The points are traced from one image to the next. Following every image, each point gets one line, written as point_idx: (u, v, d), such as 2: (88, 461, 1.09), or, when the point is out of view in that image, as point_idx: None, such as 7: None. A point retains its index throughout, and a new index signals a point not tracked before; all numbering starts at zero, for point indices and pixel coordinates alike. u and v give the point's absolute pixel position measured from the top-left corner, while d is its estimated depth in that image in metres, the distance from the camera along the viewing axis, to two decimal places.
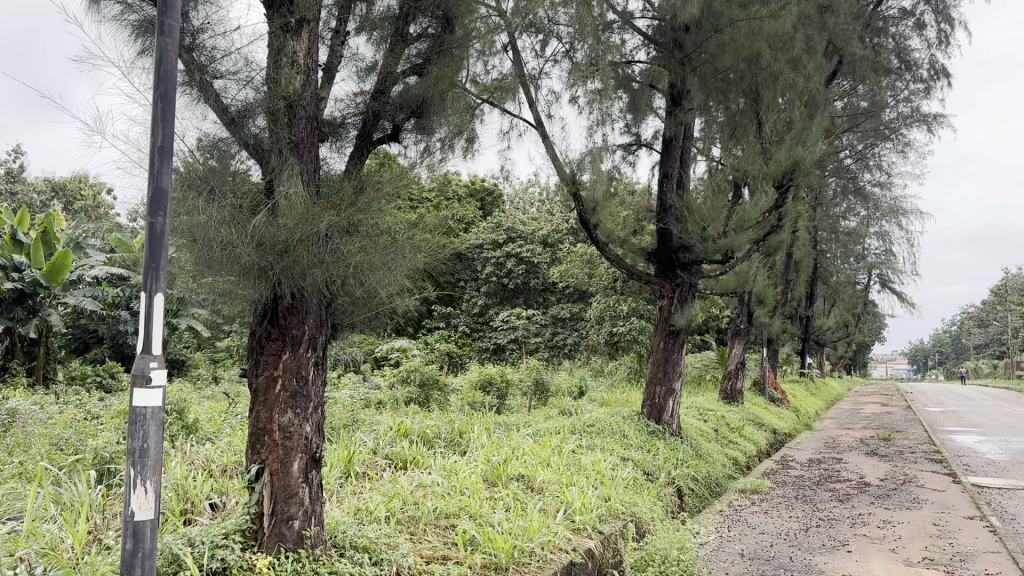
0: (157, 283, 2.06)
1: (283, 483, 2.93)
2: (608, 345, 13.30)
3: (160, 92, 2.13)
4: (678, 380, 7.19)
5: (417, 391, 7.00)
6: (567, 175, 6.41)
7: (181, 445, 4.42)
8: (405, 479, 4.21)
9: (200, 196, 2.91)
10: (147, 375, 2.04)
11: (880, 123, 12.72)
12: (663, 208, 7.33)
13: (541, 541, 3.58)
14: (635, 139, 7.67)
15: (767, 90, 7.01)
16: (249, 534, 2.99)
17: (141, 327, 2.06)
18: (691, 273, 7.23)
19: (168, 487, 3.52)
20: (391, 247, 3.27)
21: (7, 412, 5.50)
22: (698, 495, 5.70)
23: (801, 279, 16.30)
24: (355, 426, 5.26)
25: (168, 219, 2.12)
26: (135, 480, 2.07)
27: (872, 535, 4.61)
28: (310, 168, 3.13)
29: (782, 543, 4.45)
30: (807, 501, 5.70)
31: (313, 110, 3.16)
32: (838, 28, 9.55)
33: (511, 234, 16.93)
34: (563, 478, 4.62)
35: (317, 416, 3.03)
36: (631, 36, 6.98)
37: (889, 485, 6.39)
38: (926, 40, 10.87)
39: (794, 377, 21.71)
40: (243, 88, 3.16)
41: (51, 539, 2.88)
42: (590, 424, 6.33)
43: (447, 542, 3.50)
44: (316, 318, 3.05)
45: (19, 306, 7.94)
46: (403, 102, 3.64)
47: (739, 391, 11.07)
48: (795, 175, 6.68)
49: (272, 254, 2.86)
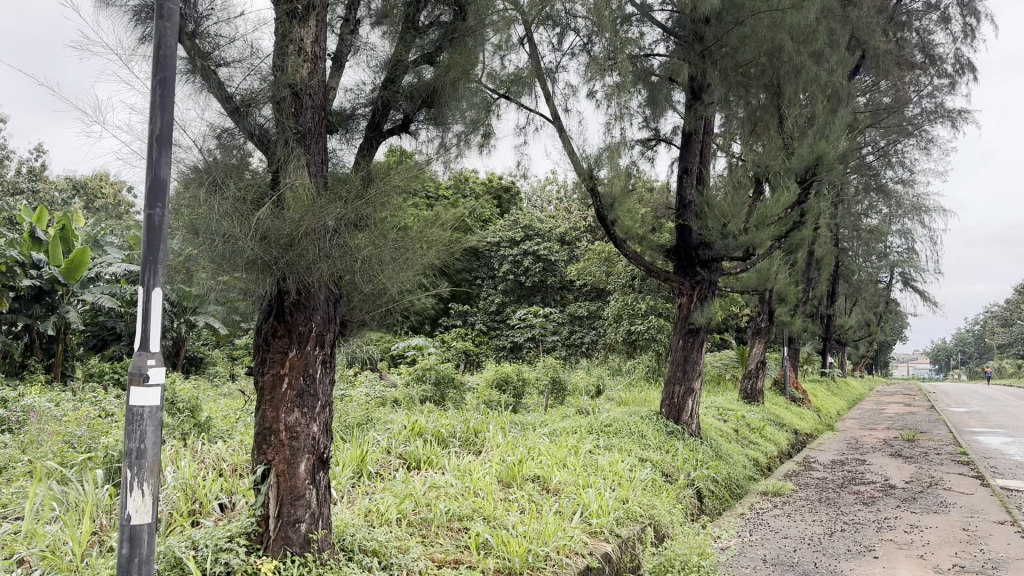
0: (155, 277, 1.97)
1: (289, 484, 2.85)
2: (625, 344, 13.18)
3: (159, 78, 2.04)
4: (697, 380, 7.06)
5: (432, 389, 6.92)
6: (584, 170, 6.29)
7: (194, 443, 4.35)
8: (418, 480, 4.12)
9: (203, 187, 2.84)
10: (145, 374, 1.96)
11: (903, 119, 12.51)
12: (682, 205, 7.21)
13: (556, 545, 3.47)
14: (653, 134, 7.55)
15: (789, 84, 6.86)
16: (254, 537, 2.91)
17: (138, 325, 1.98)
18: (711, 270, 7.08)
19: (177, 486, 3.46)
20: (402, 242, 3.19)
21: (24, 409, 5.49)
22: (719, 497, 5.58)
23: (824, 276, 16.08)
24: (369, 424, 5.18)
25: (168, 211, 2.04)
26: (132, 482, 1.99)
27: (900, 540, 4.47)
28: (318, 159, 3.04)
29: (806, 548, 4.32)
30: (831, 504, 5.56)
31: (321, 99, 3.08)
32: (861, 22, 9.36)
33: (528, 232, 16.84)
34: (580, 479, 4.52)
35: (324, 416, 2.95)
36: (651, 29, 6.86)
37: (915, 488, 6.22)
38: (951, 34, 10.64)
39: (815, 376, 21.44)
40: (248, 77, 3.09)
41: (52, 540, 2.82)
42: (607, 424, 6.22)
43: (460, 546, 3.41)
44: (324, 314, 2.96)
45: (38, 303, 7.94)
46: (414, 91, 3.58)
47: (759, 391, 10.91)
48: (818, 170, 6.51)
49: (277, 248, 2.77)
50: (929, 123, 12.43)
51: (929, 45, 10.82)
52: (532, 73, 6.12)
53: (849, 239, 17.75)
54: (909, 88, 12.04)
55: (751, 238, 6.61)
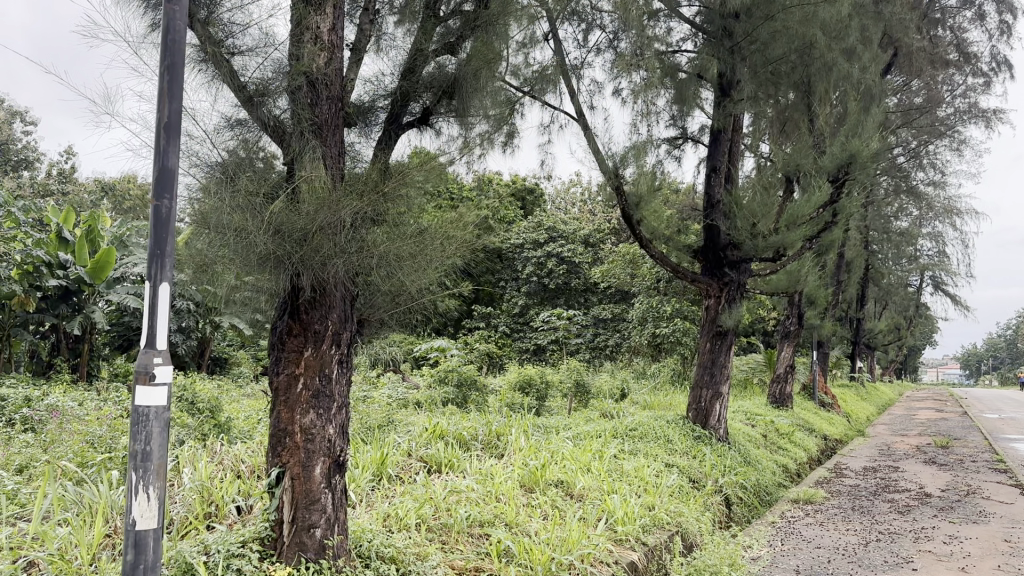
0: (162, 271, 1.92)
1: (304, 488, 2.76)
2: (650, 347, 13.02)
3: (166, 64, 1.96)
4: (726, 383, 6.89)
5: (455, 391, 6.83)
6: (609, 169, 6.12)
7: (213, 444, 4.28)
8: (438, 484, 4.01)
9: (219, 183, 2.78)
10: (151, 372, 1.88)
11: (936, 119, 12.23)
12: (710, 204, 7.06)
13: (580, 554, 3.34)
14: (681, 133, 7.41)
15: (820, 81, 6.69)
16: (269, 543, 2.83)
17: (143, 321, 1.90)
18: (740, 271, 6.91)
19: (193, 489, 3.39)
20: (421, 237, 3.09)
21: (46, 408, 5.47)
22: (748, 504, 5.42)
23: (854, 279, 15.79)
24: (390, 426, 5.11)
25: (175, 203, 1.97)
26: (137, 486, 1.90)
27: (939, 552, 4.29)
28: (334, 152, 2.95)
29: (840, 558, 4.16)
30: (866, 513, 5.38)
31: (338, 90, 3.00)
32: (893, 19, 9.14)
33: (552, 234, 16.74)
34: (604, 485, 4.39)
35: (341, 417, 2.86)
36: (678, 25, 6.72)
37: (952, 497, 6.02)
38: (987, 31, 10.37)
39: (844, 381, 21.10)
40: (262, 65, 3.02)
41: (62, 544, 2.75)
42: (632, 428, 6.08)
43: (480, 553, 3.30)
44: (340, 313, 2.88)
45: (64, 303, 7.97)
46: (432, 81, 3.50)
47: (788, 396, 10.69)
48: (851, 169, 6.30)
49: (291, 242, 2.69)
50: (962, 123, 12.15)
51: (964, 43, 10.58)
52: (558, 70, 6.00)
53: (879, 242, 17.42)
54: (941, 87, 11.79)
55: (781, 238, 6.43)
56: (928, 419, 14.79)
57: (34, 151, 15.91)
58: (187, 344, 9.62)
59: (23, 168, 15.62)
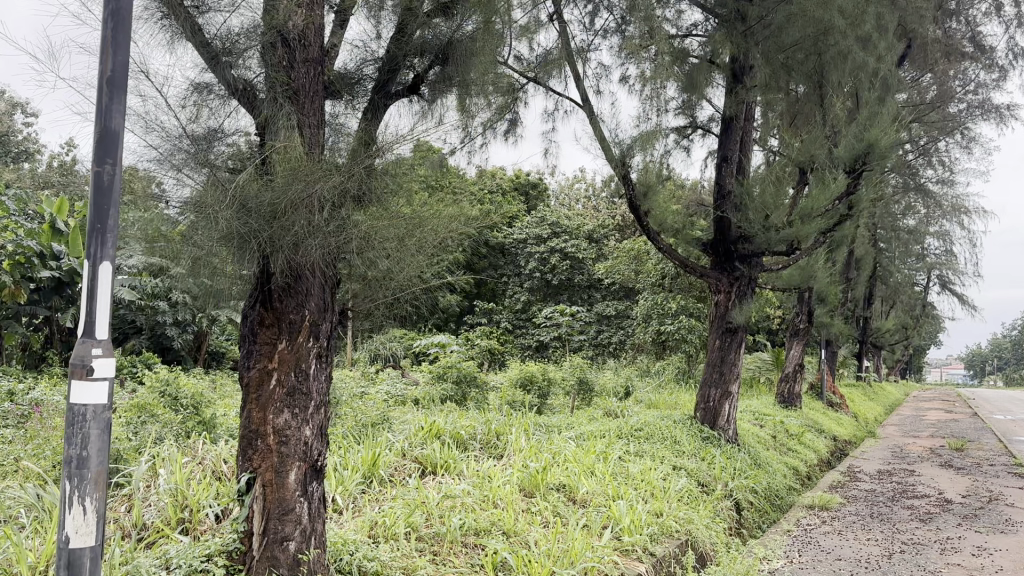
0: (102, 249, 1.65)
1: (277, 496, 2.50)
2: (654, 345, 12.74)
3: (111, 10, 1.70)
4: (734, 383, 6.63)
5: (453, 389, 6.57)
6: (614, 156, 5.78)
7: (195, 442, 4.01)
8: (433, 488, 3.74)
9: (187, 155, 2.59)
10: (88, 365, 1.63)
11: (946, 115, 11.86)
12: (720, 195, 6.77)
13: (584, 566, 3.07)
14: (689, 121, 7.13)
15: (835, 71, 6.23)
16: (236, 556, 2.56)
17: (82, 306, 1.64)
18: (751, 266, 6.62)
19: (166, 493, 3.14)
20: (412, 219, 2.84)
21: (29, 403, 5.22)
22: (759, 510, 5.14)
23: (863, 277, 15.46)
24: (384, 424, 4.83)
25: (120, 169, 1.70)
26: (71, 497, 1.64)
27: (968, 565, 4.02)
28: (313, 121, 2.69)
29: (863, 572, 3.88)
30: (886, 521, 5.10)
31: (317, 52, 2.74)
32: (908, 9, 8.78)
33: (556, 229, 16.47)
34: (609, 490, 4.12)
35: (319, 418, 2.60)
36: (688, 8, 6.41)
37: (974, 503, 5.73)
38: (1004, 21, 9.94)
39: (850, 380, 20.77)
40: (229, 17, 2.76)
41: (9, 556, 2.52)
42: (637, 428, 5.80)
43: (475, 565, 3.03)
44: (319, 302, 2.62)
45: (58, 295, 7.79)
46: (423, 46, 3.24)
47: (797, 395, 10.41)
48: (869, 158, 5.85)
49: (258, 219, 2.44)
50: (974, 119, 11.76)
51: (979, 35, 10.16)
52: (562, 53, 5.64)
53: (886, 240, 17.10)
54: (954, 81, 11.40)
55: (795, 230, 6.05)
56: (940, 420, 14.44)
57: (34, 143, 15.66)
58: (183, 338, 9.40)
59: (24, 160, 15.38)
